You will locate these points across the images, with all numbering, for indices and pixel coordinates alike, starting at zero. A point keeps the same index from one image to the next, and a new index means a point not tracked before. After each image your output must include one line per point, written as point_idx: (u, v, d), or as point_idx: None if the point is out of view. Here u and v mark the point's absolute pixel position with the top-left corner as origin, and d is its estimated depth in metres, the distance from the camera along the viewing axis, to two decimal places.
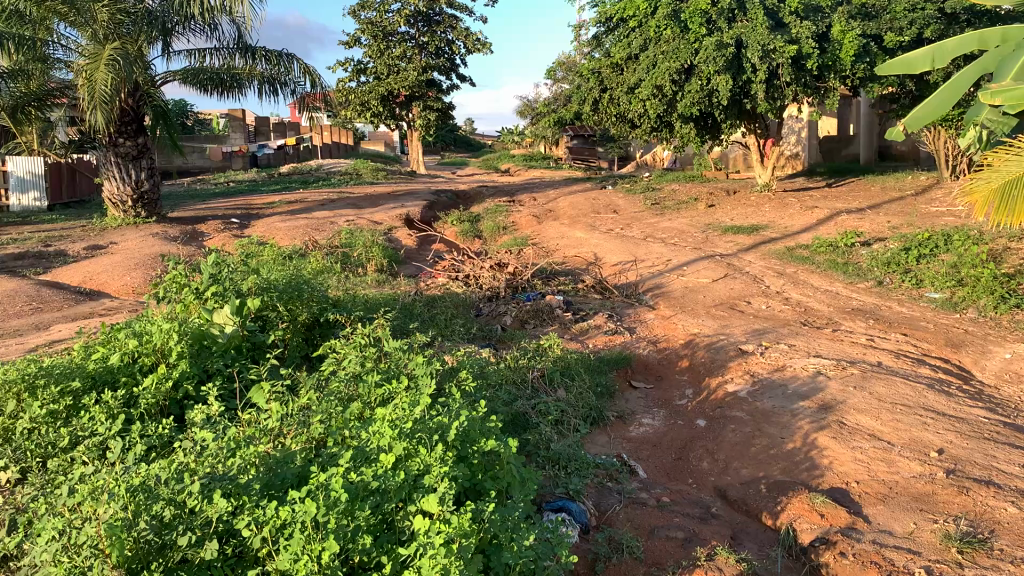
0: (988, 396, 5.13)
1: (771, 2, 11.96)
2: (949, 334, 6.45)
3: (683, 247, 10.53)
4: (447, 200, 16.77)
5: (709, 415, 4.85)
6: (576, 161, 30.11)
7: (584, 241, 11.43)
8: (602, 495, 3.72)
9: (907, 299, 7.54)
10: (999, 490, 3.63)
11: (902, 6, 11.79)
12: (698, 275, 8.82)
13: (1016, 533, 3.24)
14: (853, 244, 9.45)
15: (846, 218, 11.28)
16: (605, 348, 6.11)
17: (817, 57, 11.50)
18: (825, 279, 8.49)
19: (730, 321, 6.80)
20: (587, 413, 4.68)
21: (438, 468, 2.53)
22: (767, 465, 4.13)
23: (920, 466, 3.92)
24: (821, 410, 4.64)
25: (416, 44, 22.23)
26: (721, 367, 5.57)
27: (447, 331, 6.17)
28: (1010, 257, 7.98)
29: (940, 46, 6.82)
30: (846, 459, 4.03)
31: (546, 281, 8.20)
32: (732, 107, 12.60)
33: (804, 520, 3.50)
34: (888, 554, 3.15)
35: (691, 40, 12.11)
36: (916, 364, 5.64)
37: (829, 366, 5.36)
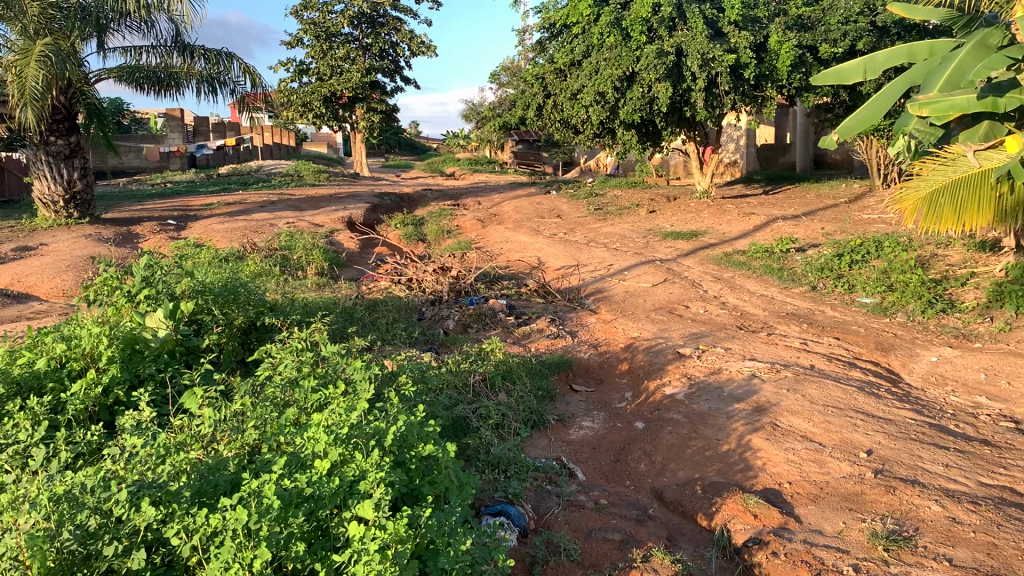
0: (915, 398, 5.30)
1: (710, 12, 12.16)
2: (879, 337, 6.64)
3: (624, 252, 10.65)
4: (390, 203, 16.68)
5: (647, 417, 4.91)
6: (521, 165, 30.27)
7: (527, 245, 11.47)
8: (540, 498, 3.73)
9: (840, 303, 7.74)
10: (923, 489, 3.75)
11: (835, 18, 12.12)
12: (638, 279, 8.93)
13: (939, 531, 3.35)
14: (788, 250, 9.66)
15: (782, 224, 11.55)
16: (546, 352, 6.13)
17: (755, 67, 11.78)
18: (761, 283, 8.66)
19: (669, 325, 6.90)
20: (528, 416, 4.69)
21: (373, 473, 2.51)
22: (703, 466, 4.19)
23: (850, 466, 4.02)
24: (756, 412, 4.73)
25: (360, 45, 22.10)
26: (659, 370, 5.64)
27: (388, 335, 6.14)
28: (937, 264, 8.26)
29: (871, 58, 7.06)
30: (779, 460, 4.11)
31: (489, 285, 8.21)
32: (673, 115, 12.79)
33: (738, 520, 3.56)
34: (818, 553, 3.23)
35: (632, 48, 12.26)
36: (847, 367, 5.80)
37: (763, 369, 5.48)
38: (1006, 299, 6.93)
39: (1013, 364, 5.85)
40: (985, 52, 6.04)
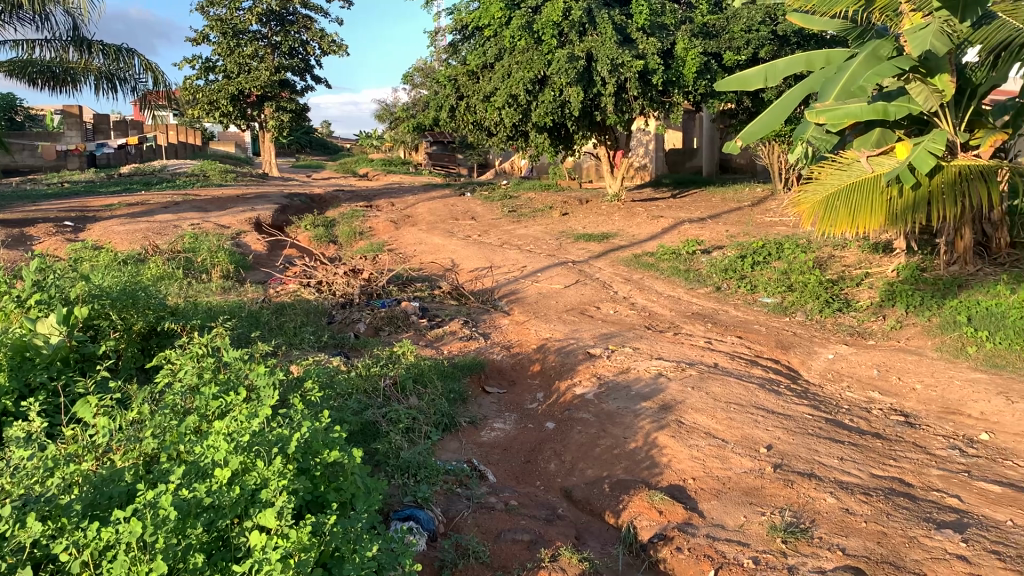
0: (813, 394, 5.50)
1: (619, 18, 12.37)
2: (779, 336, 6.87)
3: (537, 254, 10.73)
4: (301, 204, 16.36)
5: (558, 417, 4.96)
6: (435, 166, 30.20)
7: (441, 247, 11.43)
8: (450, 501, 3.72)
9: (743, 303, 7.97)
10: (819, 482, 3.90)
11: (740, 26, 12.49)
12: (551, 281, 9.00)
13: (833, 522, 3.48)
14: (695, 252, 9.92)
15: (689, 227, 11.84)
16: (459, 354, 6.12)
17: (662, 73, 12.08)
18: (669, 284, 8.86)
19: (580, 326, 6.99)
20: (439, 419, 4.66)
21: (276, 482, 2.46)
22: (611, 464, 4.26)
23: (751, 461, 4.14)
24: (662, 410, 4.84)
25: (269, 43, 21.63)
26: (570, 370, 5.71)
27: (296, 339, 6.03)
28: (833, 265, 8.61)
29: (771, 66, 7.27)
30: (683, 457, 4.21)
31: (401, 287, 8.14)
32: (584, 118, 12.95)
33: (644, 517, 3.63)
34: (719, 547, 3.32)
35: (544, 52, 12.38)
36: (749, 364, 5.99)
37: (669, 368, 5.60)
38: (897, 298, 7.26)
39: (904, 360, 6.13)
40: (876, 62, 6.22)
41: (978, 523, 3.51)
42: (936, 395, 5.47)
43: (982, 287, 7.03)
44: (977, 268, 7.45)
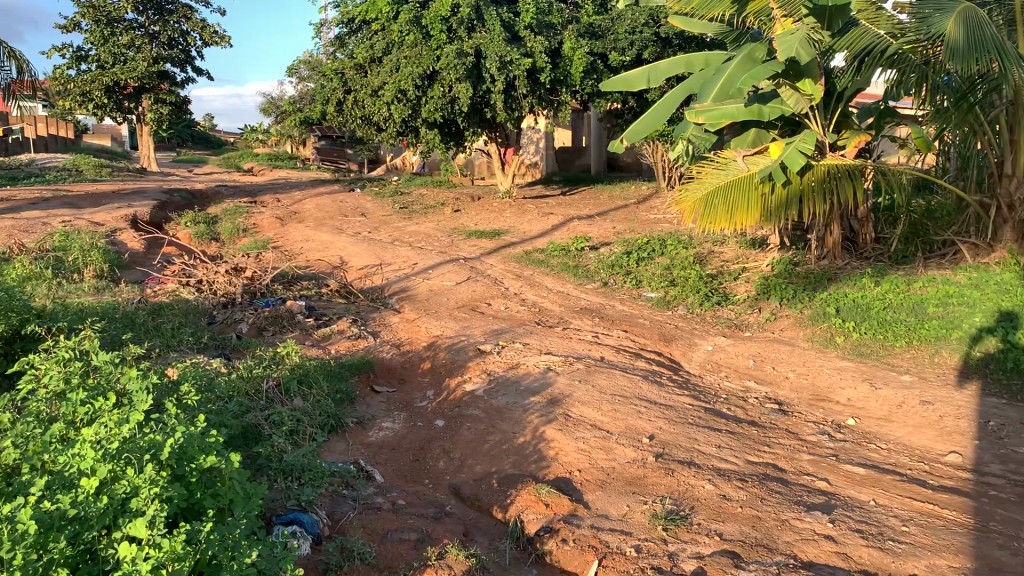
0: (694, 384, 5.69)
1: (507, 15, 12.46)
2: (662, 329, 7.07)
3: (428, 251, 10.68)
4: (181, 200, 15.74)
5: (447, 414, 4.94)
6: (324, 161, 29.64)
7: (328, 244, 11.23)
8: (335, 503, 3.67)
9: (629, 298, 8.17)
10: (698, 470, 4.03)
11: (623, 28, 12.84)
12: (441, 278, 8.97)
13: (712, 508, 3.61)
14: (583, 248, 10.10)
15: (578, 224, 12.04)
16: (347, 353, 6.03)
17: (549, 71, 12.27)
18: (558, 280, 8.98)
19: (470, 323, 7.00)
20: (324, 421, 4.57)
21: (147, 490, 2.36)
22: (499, 460, 4.28)
23: (634, 452, 4.25)
24: (549, 404, 4.90)
25: (146, 33, 20.71)
26: (460, 367, 5.70)
27: (175, 341, 5.81)
28: (713, 260, 8.94)
29: (654, 67, 7.46)
30: (570, 449, 4.28)
31: (287, 286, 7.95)
32: (474, 115, 12.94)
33: (531, 511, 3.66)
34: (603, 537, 3.39)
35: (433, 47, 12.26)
36: (633, 357, 6.14)
37: (557, 362, 5.68)
38: (772, 292, 7.57)
39: (778, 351, 6.40)
40: (751, 65, 6.45)
41: (844, 504, 3.71)
42: (808, 382, 5.75)
43: (849, 280, 7.41)
44: (845, 262, 7.88)
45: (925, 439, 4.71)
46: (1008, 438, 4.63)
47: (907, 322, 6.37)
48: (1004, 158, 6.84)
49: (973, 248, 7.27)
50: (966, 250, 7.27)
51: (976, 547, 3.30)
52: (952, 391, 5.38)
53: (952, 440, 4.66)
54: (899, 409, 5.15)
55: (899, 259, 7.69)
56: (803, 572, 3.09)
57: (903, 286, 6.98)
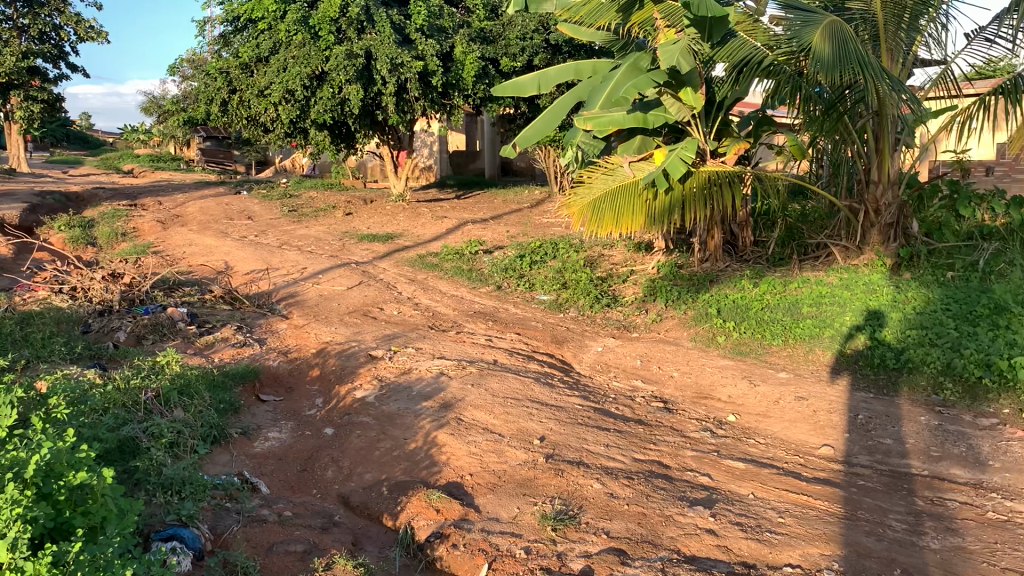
0: (584, 385, 5.79)
1: (397, 17, 12.38)
2: (554, 332, 7.16)
3: (319, 255, 10.48)
4: (54, 203, 14.96)
5: (336, 422, 4.85)
6: (210, 163, 28.69)
7: (213, 248, 10.89)
8: (218, 517, 3.55)
9: (521, 301, 8.24)
10: (587, 469, 4.10)
11: (514, 33, 12.96)
12: (332, 283, 8.82)
13: (599, 507, 3.68)
14: (477, 252, 10.13)
15: (471, 227, 12.08)
16: (232, 361, 5.85)
17: (441, 74, 12.28)
18: (451, 284, 8.96)
19: (361, 328, 6.92)
20: (207, 432, 4.42)
21: (8, 512, 2.23)
22: (389, 467, 4.24)
23: (524, 453, 4.29)
24: (441, 409, 4.89)
25: (14, 26, 19.53)
26: (351, 373, 5.61)
27: (44, 352, 5.50)
28: (603, 263, 9.12)
29: (544, 74, 7.55)
30: (461, 454, 4.28)
31: (168, 292, 7.64)
32: (365, 117, 12.79)
33: (421, 517, 3.64)
34: (493, 540, 3.41)
35: (321, 48, 12.05)
36: (525, 360, 6.19)
37: (450, 367, 5.67)
38: (658, 294, 7.78)
39: (664, 351, 6.58)
40: (636, 73, 6.65)
41: (725, 498, 3.85)
42: (691, 380, 5.94)
43: (729, 282, 7.70)
44: (726, 264, 8.19)
45: (800, 433, 4.94)
46: (875, 430, 4.90)
47: (783, 322, 6.66)
48: (871, 165, 7.15)
49: (844, 251, 7.60)
50: (838, 253, 7.60)
51: (845, 535, 3.48)
52: (825, 386, 5.66)
53: (824, 433, 4.90)
54: (776, 405, 5.38)
55: (776, 261, 8.08)
56: (685, 566, 3.18)
57: (780, 286, 7.27)
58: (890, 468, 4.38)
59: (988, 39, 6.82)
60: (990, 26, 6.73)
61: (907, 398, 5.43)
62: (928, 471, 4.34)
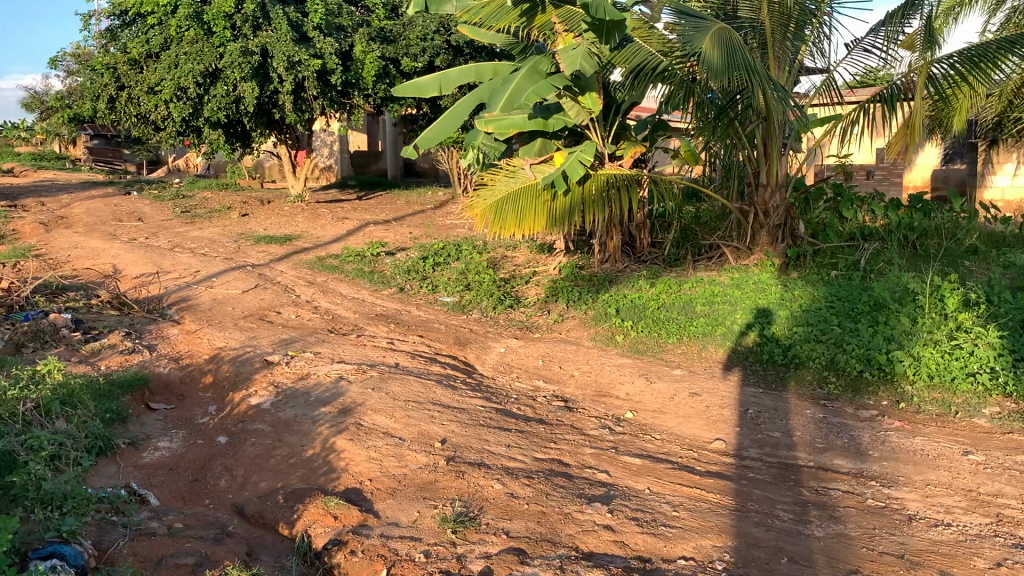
0: (486, 387, 5.80)
1: (294, 15, 12.12)
2: (456, 333, 7.17)
3: (213, 258, 10.17)
4: None
5: (230, 430, 4.71)
6: (97, 162, 27.44)
7: (100, 251, 10.43)
8: (103, 531, 3.41)
9: (424, 303, 8.20)
10: (488, 470, 4.12)
11: (415, 33, 12.87)
12: (227, 287, 8.56)
13: (500, 508, 3.70)
14: (378, 254, 10.02)
15: (373, 229, 11.94)
16: (119, 369, 5.62)
17: (341, 73, 12.11)
18: (352, 286, 8.84)
19: (257, 332, 6.74)
20: (92, 443, 4.23)
21: None
22: (285, 474, 4.14)
23: (425, 456, 4.27)
24: (340, 414, 4.81)
25: None
26: (246, 380, 5.46)
27: None
28: (505, 264, 9.17)
29: (445, 75, 7.51)
30: (360, 459, 4.22)
31: (50, 298, 7.27)
32: (261, 116, 12.48)
33: (318, 524, 3.59)
34: (392, 545, 3.38)
35: (215, 44, 11.73)
36: (427, 362, 6.16)
37: (349, 371, 5.59)
38: (559, 295, 7.88)
39: (565, 351, 6.67)
40: (537, 77, 6.69)
41: (622, 494, 3.92)
42: (591, 379, 6.04)
43: (628, 282, 7.86)
44: (625, 264, 8.37)
45: (695, 428, 5.07)
46: (764, 424, 5.08)
47: (678, 320, 6.83)
48: (760, 169, 7.43)
49: (735, 252, 7.88)
50: (730, 253, 7.87)
51: (736, 526, 3.59)
52: (718, 382, 5.84)
53: (717, 428, 5.06)
54: (671, 401, 5.51)
55: (672, 262, 8.31)
56: (583, 563, 3.23)
57: (675, 286, 7.46)
58: (778, 460, 4.56)
59: (865, 50, 7.18)
60: (867, 37, 7.09)
61: (794, 392, 5.66)
62: (814, 462, 4.53)
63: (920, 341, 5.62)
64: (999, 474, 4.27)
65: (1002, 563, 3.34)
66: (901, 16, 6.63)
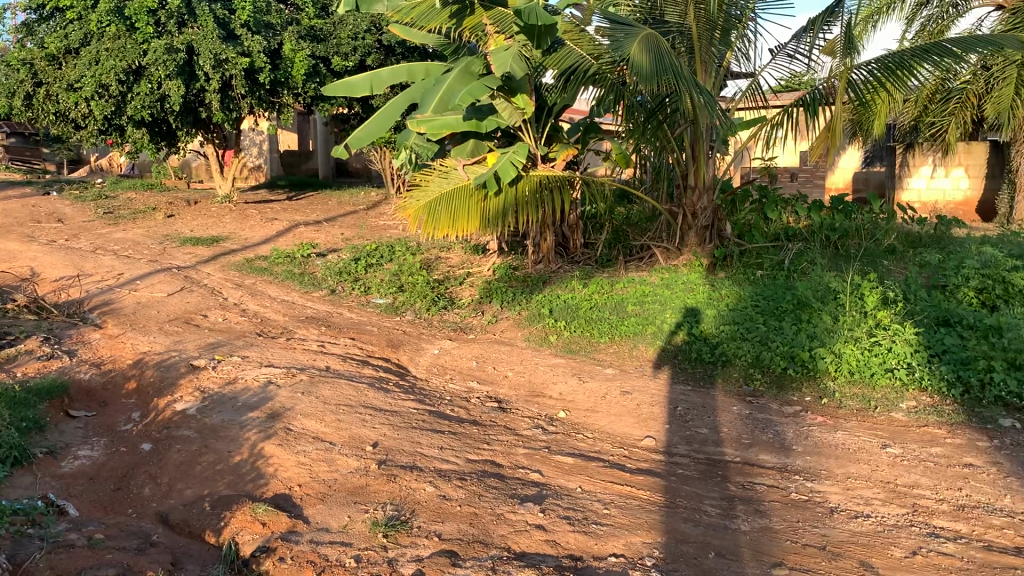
0: (419, 389, 5.77)
1: (221, 11, 11.83)
2: (389, 335, 7.12)
3: (137, 260, 9.89)
4: None
5: (154, 437, 4.59)
6: (14, 162, 26.42)
7: (16, 253, 10.05)
8: (17, 545, 3.28)
9: (356, 305, 8.12)
10: (420, 473, 4.10)
11: (345, 33, 12.72)
12: (152, 289, 8.34)
13: (432, 510, 3.68)
14: (309, 256, 9.89)
15: (304, 230, 11.78)
16: (36, 376, 5.43)
17: (269, 72, 11.93)
18: (282, 288, 8.69)
19: (183, 337, 6.59)
20: (7, 453, 4.08)
21: None
22: (212, 481, 4.06)
23: (356, 461, 4.22)
24: (269, 419, 4.73)
25: None
26: (171, 385, 5.32)
27: None
28: (439, 266, 9.15)
29: (376, 75, 7.43)
30: (289, 464, 4.15)
31: None
32: (187, 115, 12.17)
33: (246, 532, 3.53)
34: (322, 551, 3.34)
35: (138, 40, 11.42)
36: (359, 365, 6.10)
37: (279, 375, 5.50)
38: (493, 295, 7.90)
39: (498, 352, 6.69)
40: (468, 78, 6.68)
41: (554, 494, 3.95)
42: (524, 380, 6.06)
43: (561, 283, 7.93)
44: (558, 265, 8.44)
45: (625, 426, 5.14)
46: (693, 421, 5.18)
47: (609, 320, 6.90)
48: (688, 172, 7.58)
49: (665, 252, 8.00)
50: (660, 254, 7.99)
51: (665, 522, 3.65)
52: (649, 380, 5.93)
53: (647, 425, 5.14)
54: (603, 400, 5.57)
55: (604, 263, 8.40)
56: (514, 563, 3.24)
57: (607, 286, 7.55)
58: (706, 456, 4.65)
59: (789, 55, 7.37)
60: (791, 43, 7.27)
61: (722, 389, 5.79)
62: (740, 457, 4.63)
63: (841, 338, 5.78)
64: (916, 466, 4.43)
65: (918, 552, 3.47)
66: (822, 23, 6.83)
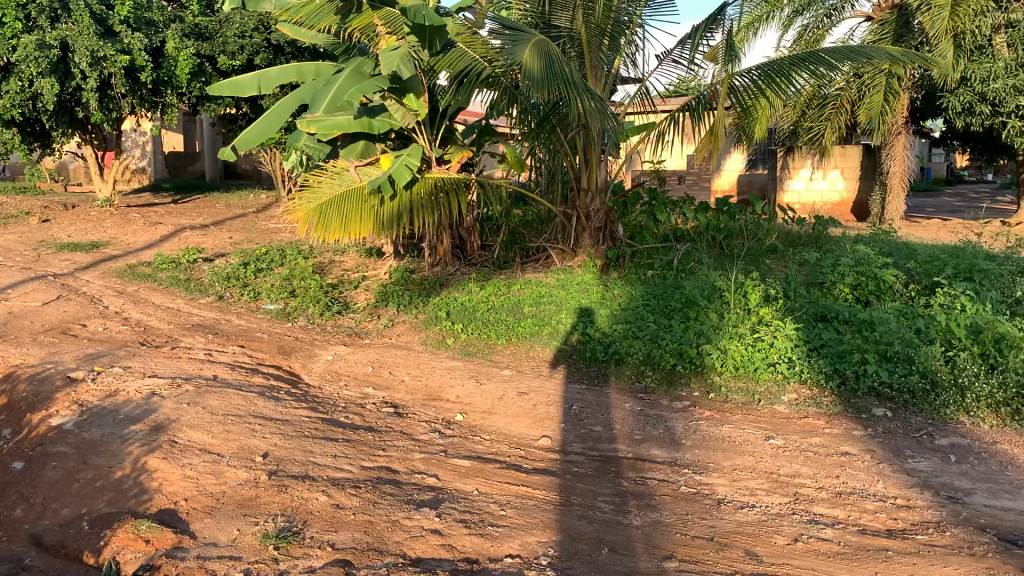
0: (312, 396, 5.66)
1: (98, 7, 11.23)
2: (281, 342, 6.96)
3: (8, 268, 9.35)
4: None
5: (27, 454, 4.35)
6: None
7: None
8: None
9: (246, 311, 7.89)
10: (313, 482, 4.02)
11: (231, 31, 12.36)
12: (25, 298, 7.90)
13: (326, 520, 3.62)
14: (195, 261, 9.55)
15: (190, 234, 11.37)
16: None
17: (151, 71, 11.54)
18: (167, 295, 8.37)
19: (60, 348, 6.26)
20: None
21: None
22: (91, 499, 3.88)
23: (246, 472, 4.10)
24: (153, 431, 4.54)
25: None
26: (45, 400, 5.04)
27: None
28: (332, 270, 9.00)
29: (264, 75, 7.25)
30: (175, 478, 3.99)
31: None
32: (62, 114, 11.57)
33: (128, 551, 3.39)
34: (209, 566, 3.23)
35: (6, 35, 10.71)
36: (249, 373, 5.94)
37: (162, 386, 5.29)
38: (388, 299, 7.83)
39: (394, 356, 6.62)
40: (359, 78, 6.62)
41: (450, 497, 3.95)
42: (421, 383, 6.03)
43: (457, 285, 7.94)
44: (454, 268, 8.43)
45: (522, 426, 5.18)
46: (587, 419, 5.27)
47: (506, 321, 6.94)
48: (581, 175, 7.70)
49: (560, 253, 8.10)
50: (555, 255, 8.09)
51: (560, 521, 3.70)
52: (543, 380, 5.99)
53: (542, 425, 5.19)
54: (500, 402, 5.60)
55: (500, 264, 8.46)
56: (409, 569, 3.22)
57: (504, 288, 7.61)
58: (599, 453, 4.73)
59: (674, 61, 7.59)
60: (676, 49, 7.50)
61: (615, 387, 5.91)
62: (632, 453, 4.73)
63: (726, 335, 5.99)
64: (797, 456, 4.62)
65: (799, 539, 3.62)
66: (705, 30, 7.07)
